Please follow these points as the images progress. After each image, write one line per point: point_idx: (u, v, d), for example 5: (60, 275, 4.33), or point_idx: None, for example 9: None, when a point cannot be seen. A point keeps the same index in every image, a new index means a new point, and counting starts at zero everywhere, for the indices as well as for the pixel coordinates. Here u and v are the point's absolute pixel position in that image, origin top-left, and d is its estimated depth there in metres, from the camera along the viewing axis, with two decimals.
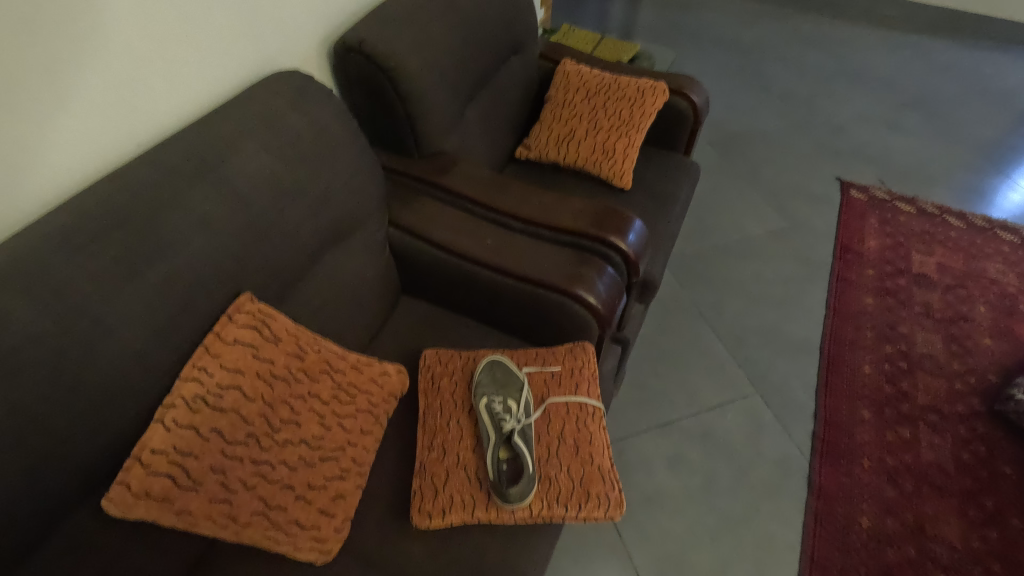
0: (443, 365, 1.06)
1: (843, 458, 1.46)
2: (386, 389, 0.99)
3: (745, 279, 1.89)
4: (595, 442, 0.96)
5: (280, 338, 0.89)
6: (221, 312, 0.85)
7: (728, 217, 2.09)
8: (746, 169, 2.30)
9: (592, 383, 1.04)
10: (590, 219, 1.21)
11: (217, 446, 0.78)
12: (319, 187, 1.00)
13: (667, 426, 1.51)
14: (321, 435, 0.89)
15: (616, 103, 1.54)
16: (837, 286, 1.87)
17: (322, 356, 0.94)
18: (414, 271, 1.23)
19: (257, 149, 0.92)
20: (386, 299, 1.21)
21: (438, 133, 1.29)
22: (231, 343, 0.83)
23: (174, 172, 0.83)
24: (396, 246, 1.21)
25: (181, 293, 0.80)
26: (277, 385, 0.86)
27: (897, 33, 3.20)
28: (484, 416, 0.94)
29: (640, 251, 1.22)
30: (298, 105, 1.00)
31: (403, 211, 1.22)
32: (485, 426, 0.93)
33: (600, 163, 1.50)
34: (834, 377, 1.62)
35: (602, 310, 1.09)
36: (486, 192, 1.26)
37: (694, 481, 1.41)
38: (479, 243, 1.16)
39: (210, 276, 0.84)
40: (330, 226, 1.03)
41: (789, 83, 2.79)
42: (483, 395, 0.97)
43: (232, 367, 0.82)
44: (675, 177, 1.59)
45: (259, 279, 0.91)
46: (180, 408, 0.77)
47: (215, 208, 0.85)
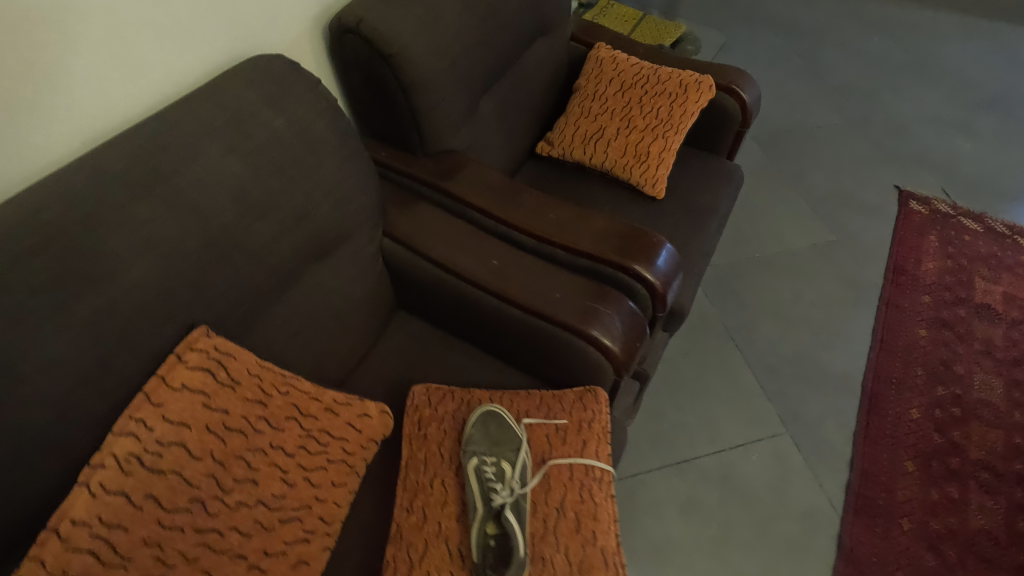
0: (432, 407, 0.92)
1: (880, 516, 1.30)
2: (364, 433, 0.87)
3: (782, 298, 1.70)
4: (599, 517, 0.83)
5: (239, 382, 0.76)
6: (170, 349, 0.73)
7: (769, 226, 1.90)
8: (792, 170, 2.08)
9: (601, 441, 0.91)
10: (613, 242, 1.05)
11: (153, 515, 0.66)
12: (297, 198, 0.86)
13: (684, 464, 1.37)
14: (283, 493, 0.77)
15: (655, 98, 1.35)
16: (886, 313, 1.67)
17: (290, 399, 0.81)
18: (409, 287, 1.09)
19: (223, 154, 0.78)
20: (376, 319, 1.07)
21: (446, 130, 1.14)
22: (178, 390, 0.71)
23: (118, 181, 0.70)
24: (390, 259, 1.07)
25: (119, 331, 0.68)
26: (232, 438, 0.74)
27: (975, 20, 2.86)
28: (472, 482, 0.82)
29: (670, 279, 1.05)
30: (277, 99, 0.85)
31: (400, 219, 1.07)
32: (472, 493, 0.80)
33: (630, 167, 1.33)
34: (875, 421, 1.45)
35: (620, 353, 0.94)
36: (496, 202, 1.11)
37: (709, 531, 1.28)
38: (483, 264, 1.01)
39: (158, 309, 0.71)
40: (309, 243, 0.89)
41: (848, 73, 2.52)
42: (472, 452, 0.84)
43: (177, 419, 0.70)
44: (714, 187, 1.41)
45: (219, 308, 0.79)
46: (110, 469, 0.65)
47: (166, 226, 0.72)
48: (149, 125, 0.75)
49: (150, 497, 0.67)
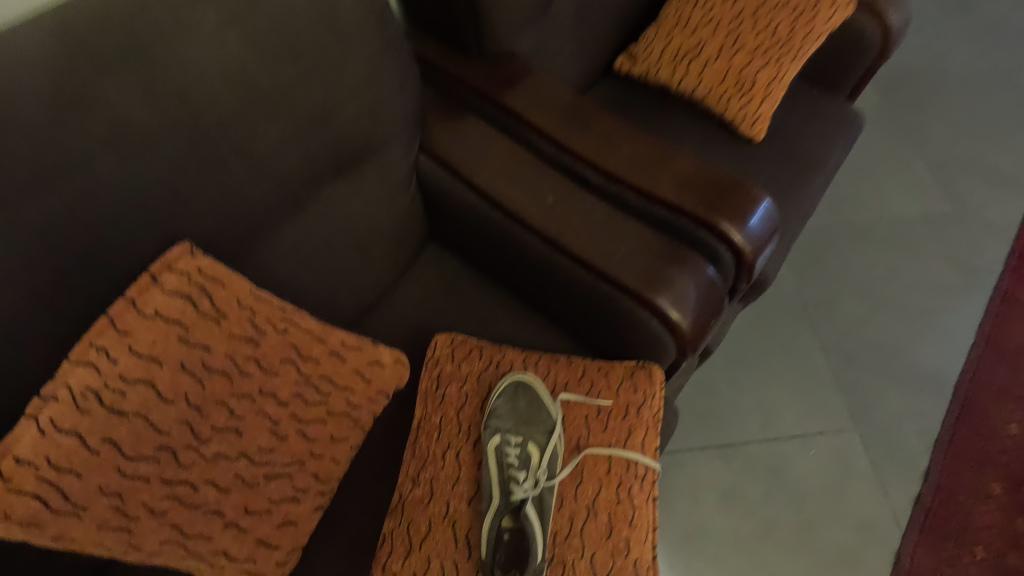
0: (454, 365, 0.79)
1: (950, 539, 1.14)
2: (373, 385, 0.75)
3: (875, 275, 1.46)
4: (636, 524, 0.70)
5: (225, 315, 0.64)
6: (144, 267, 0.60)
7: (873, 187, 1.61)
8: (912, 122, 1.75)
9: (649, 432, 0.76)
10: (698, 191, 0.84)
11: (112, 462, 0.56)
12: (314, 94, 0.68)
13: (731, 448, 1.22)
14: (270, 447, 0.66)
15: (772, 14, 1.08)
16: (999, 308, 1.42)
17: (287, 339, 0.68)
18: (445, 218, 0.92)
19: (223, 24, 0.60)
20: (404, 250, 0.92)
21: (508, 27, 0.92)
22: (150, 318, 0.59)
23: (81, 45, 0.52)
24: (425, 181, 0.89)
25: (78, 239, 0.55)
26: (213, 379, 0.62)
27: None
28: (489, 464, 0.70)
29: (763, 245, 0.85)
30: None
31: (442, 134, 0.89)
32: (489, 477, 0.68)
33: (727, 99, 1.09)
34: (963, 431, 1.25)
35: (687, 331, 0.76)
36: (560, 124, 0.90)
37: (747, 526, 1.15)
38: (534, 201, 0.83)
39: (129, 216, 0.58)
40: (326, 153, 0.73)
41: (1002, 7, 2.06)
42: (494, 428, 0.71)
43: (146, 353, 0.58)
44: (826, 134, 1.14)
45: (209, 223, 0.65)
46: (63, 404, 0.54)
47: (140, 113, 0.56)
48: None
49: (109, 442, 0.56)
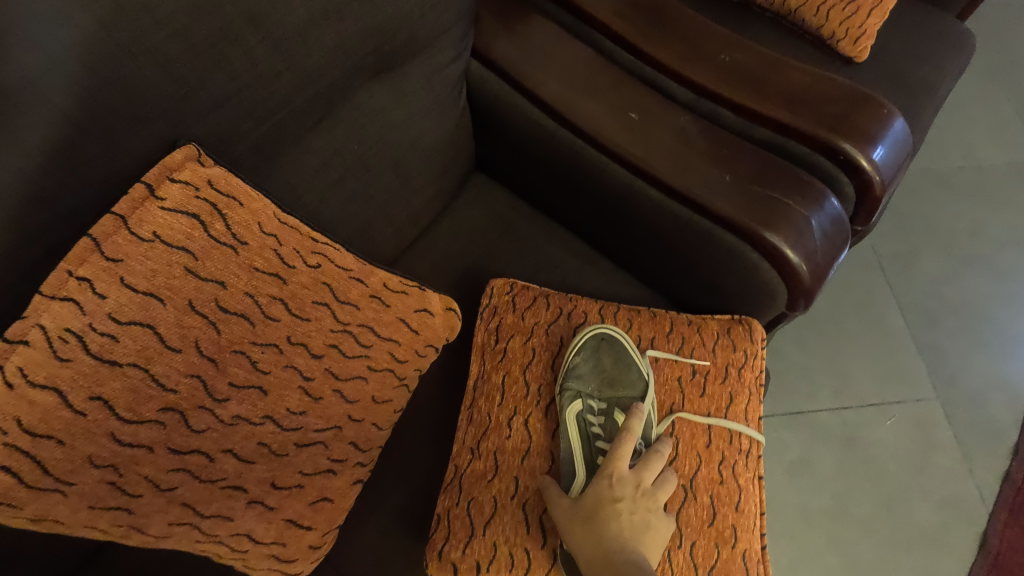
0: (518, 314, 0.66)
1: None
2: (423, 337, 0.62)
3: (960, 229, 1.30)
4: (743, 509, 0.59)
5: (245, 243, 0.50)
6: (139, 177, 0.46)
7: (957, 131, 1.44)
8: (1000, 59, 1.56)
9: (752, 398, 0.64)
10: (817, 107, 0.68)
11: (103, 425, 0.43)
12: None
13: (799, 416, 1.10)
14: (302, 409, 0.53)
15: None
16: None
17: (322, 277, 0.55)
18: (498, 141, 0.77)
19: None
20: (449, 180, 0.78)
21: None
22: (147, 241, 0.45)
23: None
24: (477, 95, 0.74)
25: (44, 129, 0.41)
26: (230, 324, 0.48)
27: None
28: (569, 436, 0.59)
29: (891, 175, 0.70)
30: None
31: (498, 35, 0.73)
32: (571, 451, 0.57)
33: (828, 8, 0.91)
34: None
35: (809, 276, 0.62)
36: (642, 25, 0.74)
37: (818, 502, 1.03)
38: (617, 116, 0.68)
39: (114, 102, 0.43)
40: (365, 42, 0.58)
41: None
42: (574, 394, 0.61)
43: (142, 288, 0.44)
44: (938, 55, 0.97)
45: (220, 124, 0.51)
46: (36, 350, 0.41)
47: None
48: None
49: (99, 400, 0.43)
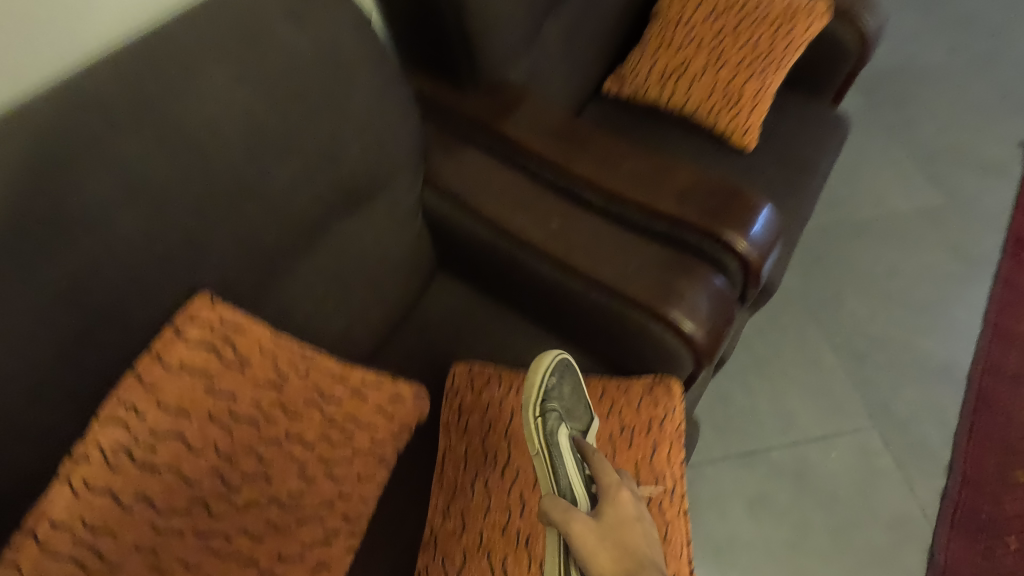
0: (475, 393, 0.79)
1: (983, 531, 1.13)
2: (397, 420, 0.75)
3: (878, 272, 1.47)
4: (670, 540, 0.72)
5: (250, 362, 0.64)
6: (167, 320, 0.61)
7: (866, 185, 1.64)
8: (896, 119, 1.79)
9: (674, 446, 0.78)
10: (699, 204, 0.85)
11: (146, 518, 0.56)
12: (320, 137, 0.70)
13: (753, 456, 1.21)
14: (300, 490, 0.66)
15: (753, 26, 1.11)
16: (1002, 293, 1.43)
17: (311, 381, 0.69)
18: (452, 248, 0.93)
19: (229, 81, 0.62)
20: (413, 283, 0.94)
21: (499, 59, 0.94)
22: (177, 371, 0.59)
23: (96, 111, 0.55)
24: (431, 214, 0.91)
25: (101, 297, 0.56)
26: (240, 427, 0.62)
27: None
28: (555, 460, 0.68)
29: (767, 249, 0.86)
30: (297, 13, 0.68)
31: (444, 167, 0.91)
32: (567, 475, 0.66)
33: (717, 112, 1.11)
34: (982, 420, 1.25)
35: (702, 340, 0.77)
36: (558, 146, 0.93)
37: (778, 533, 1.13)
38: (542, 225, 0.85)
39: (151, 270, 0.59)
40: (337, 192, 0.75)
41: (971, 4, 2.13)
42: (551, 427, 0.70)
43: (174, 406, 0.59)
44: (817, 137, 1.17)
45: (227, 272, 0.66)
46: (96, 463, 0.54)
47: (160, 170, 0.58)
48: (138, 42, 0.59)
49: (143, 497, 0.56)
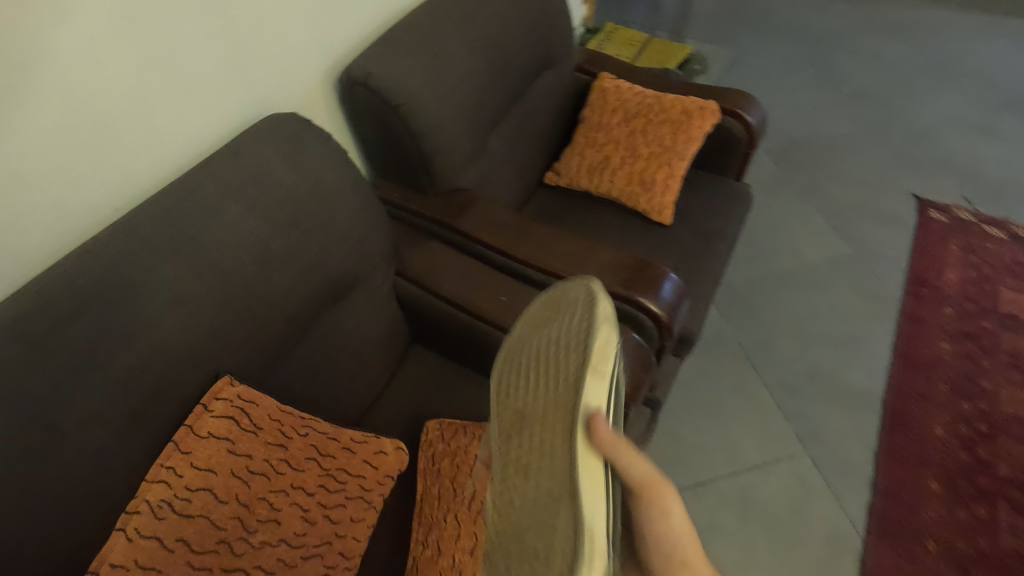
0: (445, 442, 0.96)
1: (906, 537, 1.28)
2: (381, 470, 0.91)
3: (801, 315, 1.69)
4: None
5: (261, 428, 0.81)
6: (197, 399, 0.78)
7: (785, 241, 1.89)
8: (808, 182, 2.07)
9: None
10: (617, 275, 1.07)
11: (183, 557, 0.71)
12: (312, 247, 0.90)
13: (702, 487, 1.37)
14: (304, 531, 0.81)
15: (658, 125, 1.36)
16: (907, 327, 1.65)
17: (310, 440, 0.85)
18: (422, 324, 1.13)
19: (242, 213, 0.82)
20: (392, 355, 1.12)
21: (453, 170, 1.17)
22: (204, 438, 0.76)
23: (146, 245, 0.75)
24: (404, 297, 1.10)
25: (148, 384, 0.73)
26: (255, 481, 0.78)
27: (997, 18, 2.83)
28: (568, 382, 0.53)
29: (675, 306, 1.06)
30: (292, 158, 0.90)
31: (412, 258, 1.12)
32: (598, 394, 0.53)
33: (637, 195, 1.36)
34: (898, 439, 1.43)
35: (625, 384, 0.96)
36: (504, 236, 1.14)
37: (728, 555, 1.28)
38: (493, 300, 1.04)
39: (186, 361, 0.77)
40: (326, 287, 0.94)
41: (865, 80, 2.49)
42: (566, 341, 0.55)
43: (204, 466, 0.75)
44: (724, 209, 1.41)
45: (241, 358, 0.84)
46: (145, 515, 0.70)
47: (193, 286, 0.77)
48: (175, 192, 0.80)
49: (181, 540, 0.71)
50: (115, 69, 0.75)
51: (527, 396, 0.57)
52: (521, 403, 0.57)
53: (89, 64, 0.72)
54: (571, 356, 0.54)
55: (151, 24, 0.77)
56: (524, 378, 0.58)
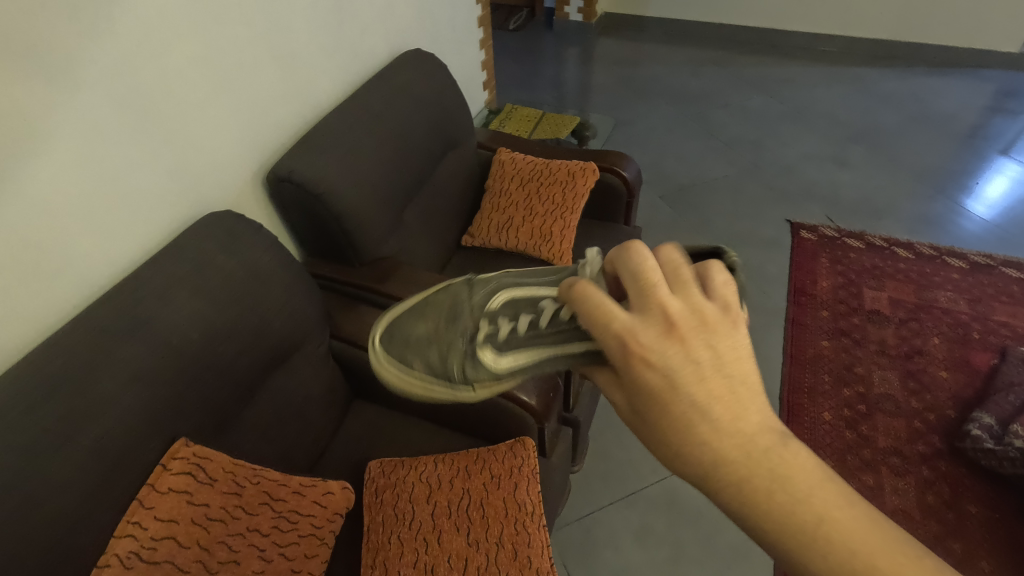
0: (385, 476, 1.10)
1: None
2: (330, 508, 1.04)
3: None
4: (533, 544, 0.99)
5: (217, 479, 0.94)
6: (156, 461, 0.90)
7: None
8: (698, 219, 2.38)
9: (531, 481, 1.07)
10: None
11: None
12: (254, 320, 1.04)
13: (633, 496, 1.52)
14: (262, 568, 0.93)
15: (550, 187, 1.61)
16: (793, 331, 1.91)
17: (261, 487, 0.99)
18: (360, 378, 1.28)
19: (188, 296, 0.97)
20: (333, 411, 1.26)
21: (375, 242, 1.36)
22: (166, 493, 0.88)
23: (105, 332, 0.88)
24: (340, 356, 1.26)
25: (114, 452, 0.85)
26: (214, 527, 0.91)
27: (837, 67, 3.37)
28: (478, 304, 0.88)
29: None
30: (230, 247, 1.06)
31: (344, 322, 1.27)
32: (501, 290, 0.86)
33: (539, 246, 1.56)
34: (795, 428, 1.64)
35: (536, 405, 1.10)
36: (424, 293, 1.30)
37: (662, 553, 1.42)
38: None
39: (146, 428, 0.89)
40: (269, 354, 1.08)
41: (736, 128, 2.90)
42: (458, 286, 0.95)
43: (166, 517, 0.87)
44: (616, 249, 1.65)
45: (195, 423, 0.96)
46: (115, 566, 0.80)
47: (147, 363, 0.90)
48: (128, 285, 0.94)
49: None
50: (72, 192, 0.91)
51: (458, 330, 0.86)
52: (458, 330, 0.86)
53: (51, 188, 0.87)
54: (476, 301, 0.88)
55: (101, 153, 0.93)
56: (439, 322, 0.91)
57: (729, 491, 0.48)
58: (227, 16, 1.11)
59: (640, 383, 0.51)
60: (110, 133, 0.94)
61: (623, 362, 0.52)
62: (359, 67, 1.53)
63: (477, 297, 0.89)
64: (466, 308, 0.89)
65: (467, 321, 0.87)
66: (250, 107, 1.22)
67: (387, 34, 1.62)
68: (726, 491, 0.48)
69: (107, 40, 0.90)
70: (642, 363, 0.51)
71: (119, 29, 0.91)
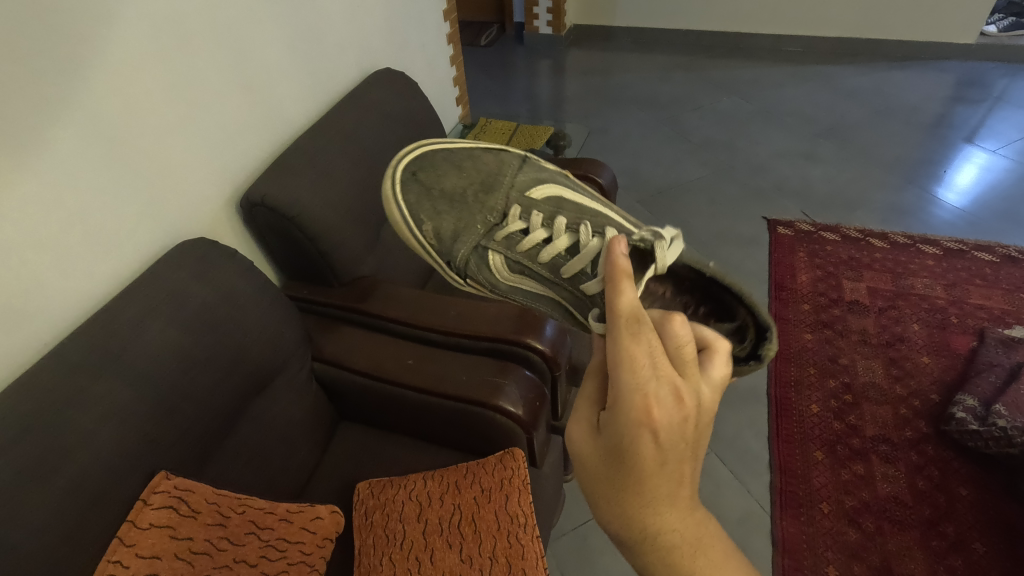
0: (375, 497, 1.08)
1: (803, 505, 1.48)
2: (320, 533, 1.03)
3: None
4: (527, 555, 0.98)
5: (200, 511, 0.92)
6: (136, 497, 0.88)
7: None
8: (676, 221, 2.40)
9: (522, 492, 1.05)
10: (507, 323, 1.20)
11: None
12: (231, 346, 1.03)
13: None
14: None
15: None
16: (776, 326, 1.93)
17: (247, 516, 0.97)
18: (345, 399, 1.27)
19: (162, 326, 0.95)
20: (318, 435, 1.24)
21: (353, 261, 1.35)
22: (148, 529, 0.86)
23: (76, 368, 0.86)
24: (323, 378, 1.25)
25: (91, 490, 0.82)
26: (199, 560, 0.89)
27: (803, 66, 3.44)
28: (513, 193, 1.12)
29: (559, 343, 1.20)
30: (203, 274, 1.05)
31: (325, 342, 1.25)
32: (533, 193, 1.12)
33: None
34: (783, 422, 1.65)
35: (523, 415, 1.09)
36: (404, 308, 1.29)
37: None
38: (399, 365, 1.17)
39: (124, 464, 0.87)
40: (249, 380, 1.07)
41: (708, 130, 2.95)
42: (503, 162, 1.17)
43: (149, 554, 0.85)
44: None
45: (174, 456, 0.94)
46: None
47: (121, 396, 0.88)
48: (98, 319, 0.93)
49: None
50: (38, 228, 0.89)
51: (484, 211, 1.11)
52: (482, 213, 1.11)
53: (14, 225, 0.86)
54: (509, 193, 1.13)
55: (65, 187, 0.92)
56: (472, 190, 1.14)
57: (648, 544, 0.63)
58: (190, 43, 1.10)
59: (636, 449, 0.57)
60: (72, 165, 0.93)
61: (630, 431, 0.57)
62: (328, 89, 1.54)
63: (515, 185, 1.13)
64: (501, 191, 1.13)
65: (495, 205, 1.11)
66: (219, 133, 1.21)
67: (355, 54, 1.62)
68: (646, 538, 0.63)
69: (65, 74, 0.89)
70: (650, 431, 0.57)
71: (78, 65, 0.91)
